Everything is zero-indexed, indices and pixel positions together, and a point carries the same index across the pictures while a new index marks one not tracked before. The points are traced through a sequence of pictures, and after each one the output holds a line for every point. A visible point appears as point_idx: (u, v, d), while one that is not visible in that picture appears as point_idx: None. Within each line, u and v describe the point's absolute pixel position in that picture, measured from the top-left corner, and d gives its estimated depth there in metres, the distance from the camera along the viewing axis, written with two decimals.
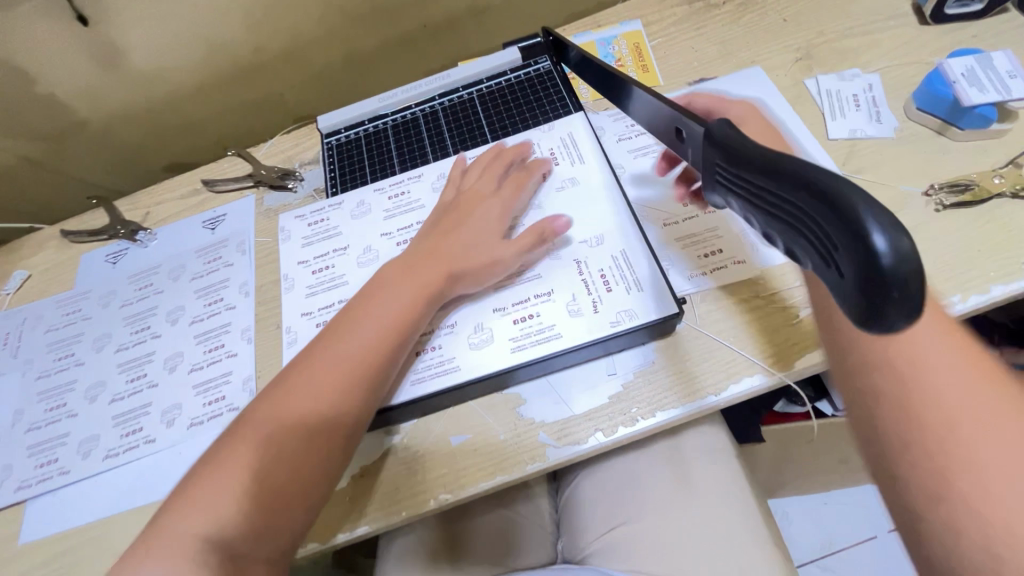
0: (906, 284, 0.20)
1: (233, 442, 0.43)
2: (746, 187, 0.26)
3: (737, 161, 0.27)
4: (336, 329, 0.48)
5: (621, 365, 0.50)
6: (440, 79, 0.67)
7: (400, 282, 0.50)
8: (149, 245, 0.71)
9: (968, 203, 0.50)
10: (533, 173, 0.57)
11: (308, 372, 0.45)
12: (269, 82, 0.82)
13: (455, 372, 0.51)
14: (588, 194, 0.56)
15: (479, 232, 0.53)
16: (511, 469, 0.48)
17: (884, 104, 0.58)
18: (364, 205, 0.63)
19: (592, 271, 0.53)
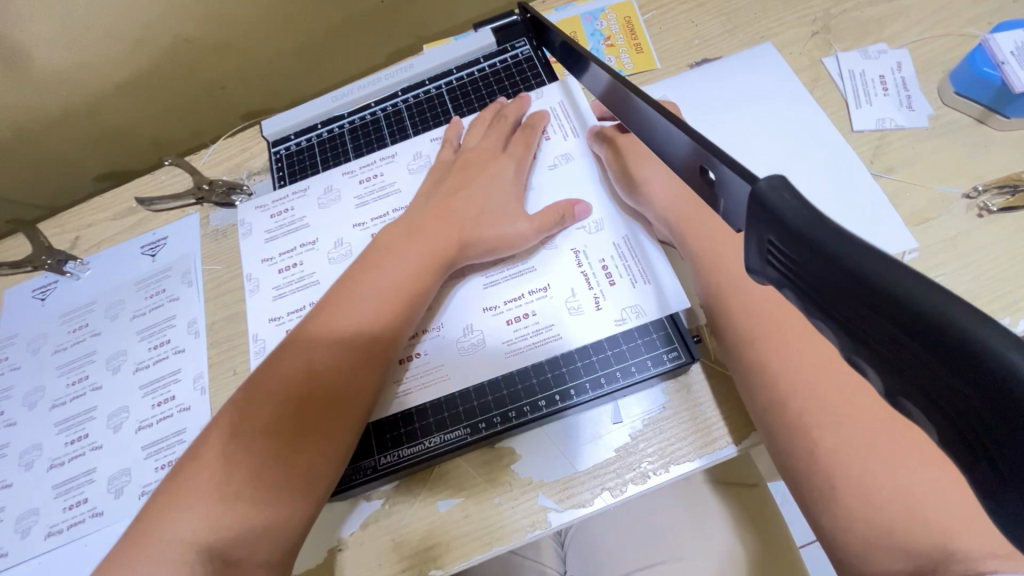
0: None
1: (225, 434, 0.39)
2: (807, 284, 0.20)
3: (798, 249, 0.20)
4: (336, 302, 0.43)
5: (626, 410, 0.44)
6: (402, 70, 0.58)
7: (404, 249, 0.45)
8: (81, 278, 0.62)
9: (1016, 208, 0.44)
10: (535, 131, 0.51)
11: (309, 347, 0.41)
12: (206, 74, 0.71)
13: (451, 374, 0.45)
14: (584, 171, 0.50)
15: (480, 198, 0.48)
16: (509, 538, 0.42)
17: (915, 87, 0.51)
18: (332, 192, 0.53)
19: (592, 262, 0.47)
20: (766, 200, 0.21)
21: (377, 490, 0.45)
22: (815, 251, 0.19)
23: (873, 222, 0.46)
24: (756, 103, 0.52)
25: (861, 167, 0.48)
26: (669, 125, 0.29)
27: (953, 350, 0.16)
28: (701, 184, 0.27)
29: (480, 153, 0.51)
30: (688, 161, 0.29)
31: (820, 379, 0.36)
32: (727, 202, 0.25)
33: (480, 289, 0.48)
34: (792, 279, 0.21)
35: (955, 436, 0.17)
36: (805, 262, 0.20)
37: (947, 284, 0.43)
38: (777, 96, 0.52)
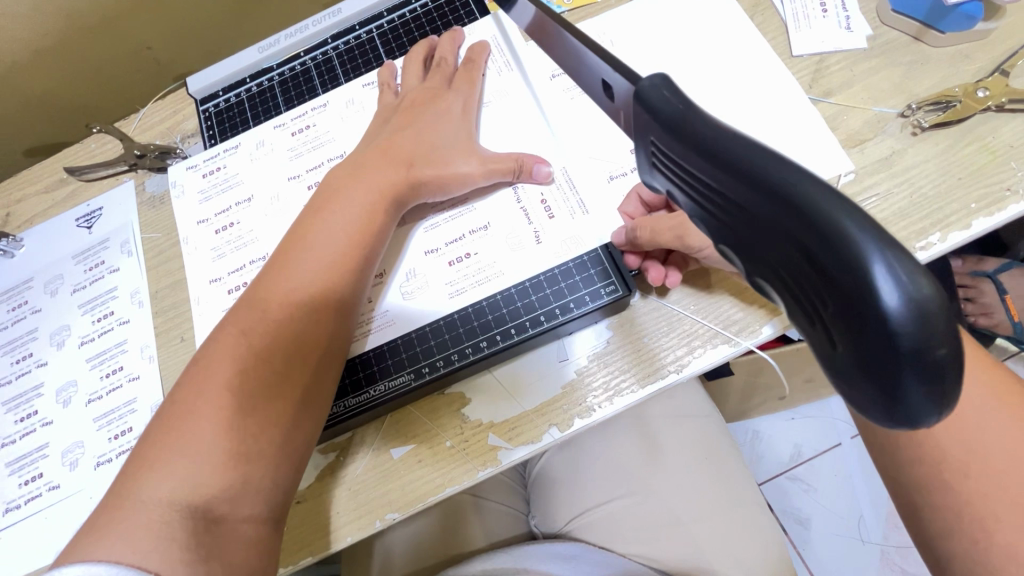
0: (923, 363, 0.15)
1: (184, 393, 0.37)
2: (687, 180, 0.20)
3: (676, 142, 0.20)
4: (286, 252, 0.42)
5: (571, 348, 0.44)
6: (330, 16, 0.55)
7: (347, 196, 0.44)
8: (16, 254, 0.60)
9: (948, 123, 0.44)
10: (478, 67, 0.50)
11: (260, 297, 0.40)
12: (129, 32, 0.67)
13: (397, 319, 0.45)
14: (521, 105, 0.49)
15: (423, 139, 0.46)
16: (462, 479, 0.43)
17: (853, 8, 0.49)
18: (266, 146, 0.51)
19: (531, 198, 0.46)
20: (648, 98, 0.21)
21: (330, 443, 0.45)
22: (690, 147, 0.19)
23: (811, 146, 0.46)
24: (695, 33, 0.51)
25: (800, 92, 0.48)
26: (575, 44, 0.29)
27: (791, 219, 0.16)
28: (604, 99, 0.27)
29: (417, 94, 0.49)
30: (592, 78, 0.28)
31: None
32: (626, 115, 0.25)
33: (429, 233, 0.47)
34: (672, 176, 0.21)
35: (800, 311, 0.18)
36: (684, 162, 0.20)
37: (880, 203, 0.44)
38: (715, 24, 0.51)
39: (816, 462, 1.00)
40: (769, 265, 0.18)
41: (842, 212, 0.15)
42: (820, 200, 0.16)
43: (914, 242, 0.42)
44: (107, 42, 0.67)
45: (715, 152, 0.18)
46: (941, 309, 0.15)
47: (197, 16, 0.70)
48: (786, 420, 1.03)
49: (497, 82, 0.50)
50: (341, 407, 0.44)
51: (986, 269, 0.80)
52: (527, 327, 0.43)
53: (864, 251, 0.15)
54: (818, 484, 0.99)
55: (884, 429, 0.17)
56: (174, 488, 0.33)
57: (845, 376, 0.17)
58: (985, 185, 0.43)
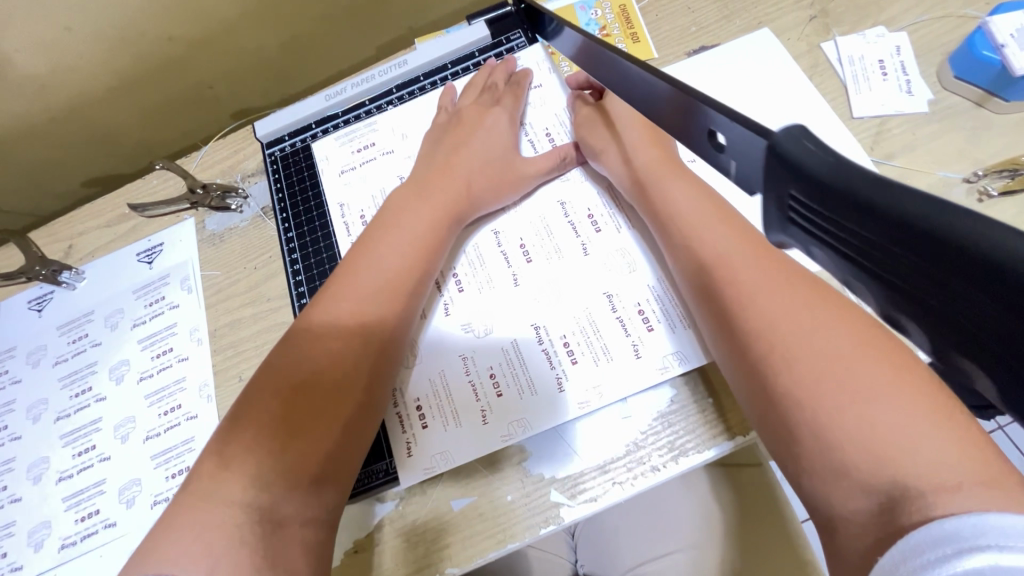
0: None
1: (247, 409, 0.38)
2: (845, 247, 0.21)
3: (838, 208, 0.20)
4: (353, 257, 0.44)
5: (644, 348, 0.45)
6: (395, 67, 0.56)
7: (412, 209, 0.47)
8: (78, 287, 0.61)
9: (1018, 190, 0.44)
10: (522, 87, 0.53)
11: (328, 299, 0.42)
12: (194, 74, 0.70)
13: (473, 348, 0.47)
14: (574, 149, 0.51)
15: (482, 152, 0.50)
16: (523, 534, 0.43)
17: (913, 71, 0.50)
18: (347, 201, 0.53)
19: (581, 214, 0.50)
20: (785, 149, 0.22)
21: (389, 492, 0.45)
22: (852, 203, 0.20)
23: None
24: (754, 90, 0.52)
25: (862, 154, 0.48)
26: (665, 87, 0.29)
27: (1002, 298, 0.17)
28: (707, 147, 0.27)
29: (471, 129, 0.52)
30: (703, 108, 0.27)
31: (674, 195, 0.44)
32: (739, 165, 0.25)
33: (492, 252, 0.50)
34: (819, 234, 0.22)
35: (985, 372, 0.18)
36: (842, 218, 0.20)
37: None
38: (774, 84, 0.52)
39: None
40: (955, 333, 0.19)
41: None
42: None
43: None
44: (173, 82, 0.69)
45: (903, 222, 0.19)
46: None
47: (258, 59, 0.72)
48: None
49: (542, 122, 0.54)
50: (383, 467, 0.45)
51: None
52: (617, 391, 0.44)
53: None
54: None
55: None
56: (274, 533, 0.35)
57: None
58: None
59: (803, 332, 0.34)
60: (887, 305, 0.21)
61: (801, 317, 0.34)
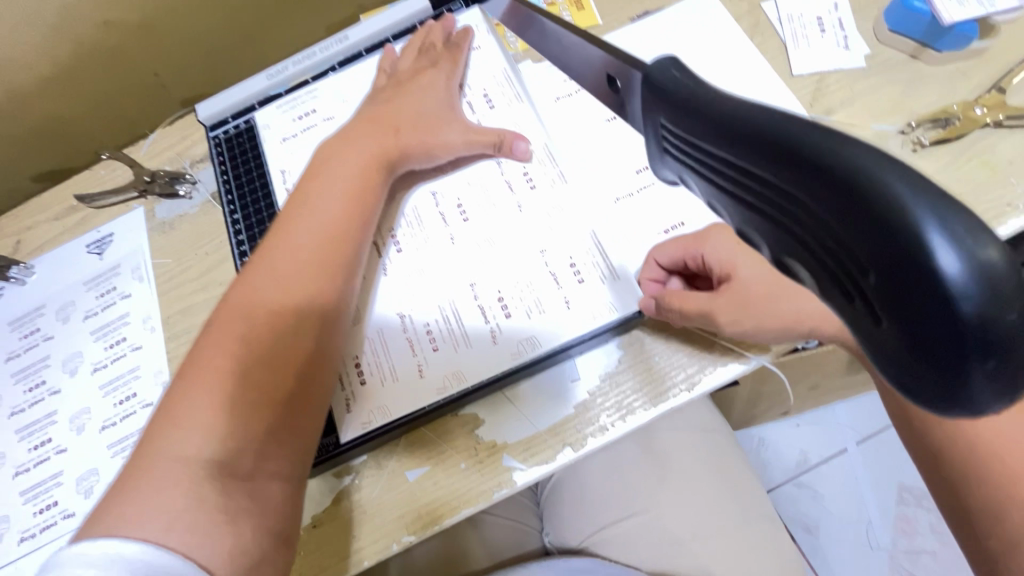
0: (988, 342, 0.15)
1: (181, 387, 0.36)
2: (711, 175, 0.20)
3: (703, 129, 0.19)
4: (283, 225, 0.43)
5: (577, 299, 0.43)
6: (337, 42, 0.56)
7: (342, 170, 0.45)
8: (28, 282, 0.60)
9: (947, 140, 0.45)
10: (461, 51, 0.53)
11: (261, 271, 0.41)
12: (137, 61, 0.68)
13: (411, 312, 0.46)
14: (515, 113, 0.51)
15: (419, 114, 0.49)
16: (477, 500, 0.43)
17: (850, 27, 0.50)
18: (289, 167, 0.53)
19: (516, 171, 0.48)
20: (659, 84, 0.22)
21: (344, 466, 0.46)
22: (709, 123, 0.19)
23: None
24: (696, 51, 0.52)
25: (801, 111, 0.48)
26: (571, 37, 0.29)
27: (832, 199, 0.16)
28: (609, 95, 0.26)
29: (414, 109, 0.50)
30: (596, 75, 0.27)
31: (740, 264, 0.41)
32: (624, 96, 0.24)
33: (430, 212, 0.49)
34: (691, 164, 0.21)
35: (832, 288, 0.17)
36: (703, 142, 0.20)
37: None
38: (716, 44, 0.52)
39: (822, 468, 1.01)
40: (805, 251, 0.18)
41: (902, 180, 0.15)
42: (883, 173, 0.15)
43: None
44: (115, 69, 0.68)
45: (759, 134, 0.17)
46: (1009, 272, 0.14)
47: (203, 43, 0.71)
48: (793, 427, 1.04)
49: (481, 85, 0.52)
50: (334, 440, 0.44)
51: None
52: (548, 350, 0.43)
53: (922, 225, 0.14)
54: (825, 490, 1.00)
55: (938, 416, 0.17)
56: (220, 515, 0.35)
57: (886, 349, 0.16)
58: (987, 200, 0.43)
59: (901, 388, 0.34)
60: (753, 230, 0.20)
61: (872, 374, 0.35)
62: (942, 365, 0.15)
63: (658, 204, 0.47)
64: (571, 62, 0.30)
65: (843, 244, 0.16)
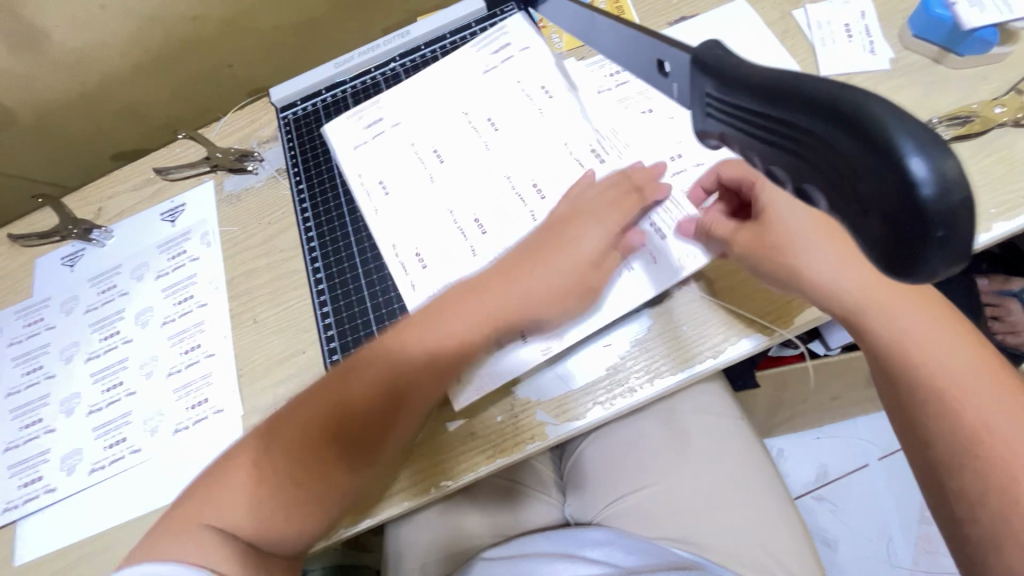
0: (951, 232, 0.17)
1: (275, 432, 0.43)
2: (739, 124, 0.23)
3: (727, 88, 0.23)
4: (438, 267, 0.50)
5: (623, 275, 0.48)
6: (399, 37, 0.62)
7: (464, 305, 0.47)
8: (107, 244, 0.66)
9: (967, 136, 0.48)
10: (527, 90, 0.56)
11: (410, 331, 0.46)
12: (215, 52, 0.75)
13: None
14: (561, 104, 0.56)
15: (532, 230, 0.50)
16: (512, 451, 0.47)
17: (877, 33, 0.54)
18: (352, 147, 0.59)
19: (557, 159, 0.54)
20: (704, 62, 0.24)
21: None
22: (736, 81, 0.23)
23: None
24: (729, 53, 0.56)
25: None
26: (621, 31, 0.32)
27: (841, 132, 0.19)
28: (657, 77, 0.30)
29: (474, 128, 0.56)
30: (644, 58, 0.31)
31: (910, 333, 0.40)
32: (681, 86, 0.28)
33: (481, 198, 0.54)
34: (728, 121, 0.24)
35: (837, 206, 0.20)
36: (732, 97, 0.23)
37: None
38: (749, 46, 0.56)
39: (842, 481, 1.02)
40: (810, 170, 0.20)
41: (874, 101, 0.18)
42: (874, 108, 0.18)
43: None
44: (195, 59, 0.75)
45: (770, 84, 0.21)
46: (960, 180, 0.17)
47: (275, 39, 0.78)
48: (813, 438, 1.05)
49: (534, 76, 0.57)
50: None
51: (1012, 288, 0.84)
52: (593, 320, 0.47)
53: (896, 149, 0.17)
54: (845, 504, 1.00)
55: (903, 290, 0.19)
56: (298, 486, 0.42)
57: (865, 235, 0.19)
58: (1004, 192, 0.46)
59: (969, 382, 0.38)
60: (772, 163, 0.23)
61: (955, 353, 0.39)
62: (913, 249, 0.18)
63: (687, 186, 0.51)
64: (621, 57, 0.34)
65: (846, 159, 0.19)
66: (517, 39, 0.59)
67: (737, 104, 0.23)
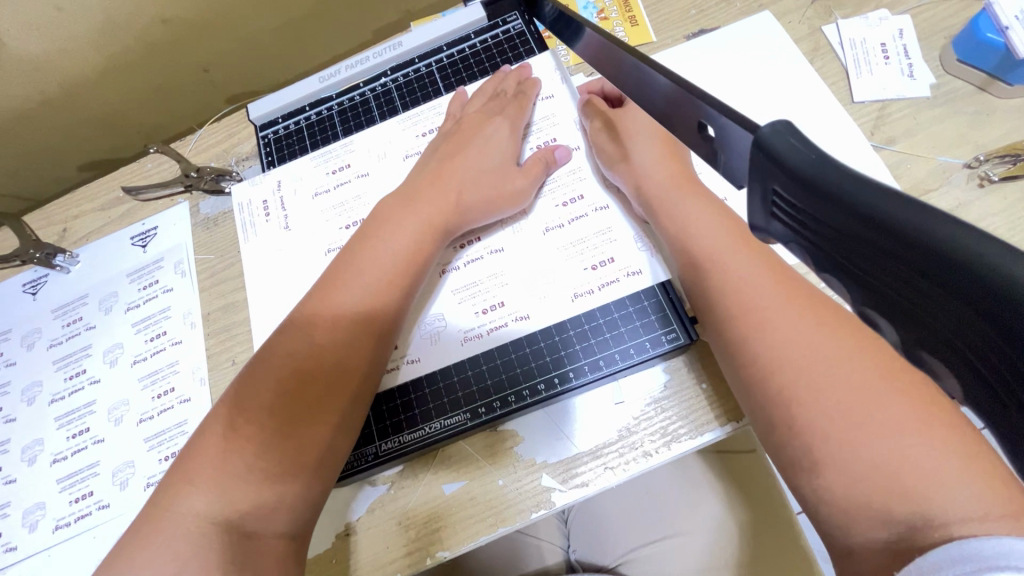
0: None
1: (206, 442, 0.38)
2: (830, 247, 0.20)
3: (813, 199, 0.19)
4: (369, 238, 0.45)
5: (623, 283, 0.45)
6: (391, 48, 0.57)
7: (405, 217, 0.46)
8: (72, 270, 0.61)
9: (1019, 176, 0.44)
10: (529, 99, 0.52)
11: (350, 274, 0.43)
12: (189, 56, 0.69)
13: (445, 312, 0.48)
14: (570, 132, 0.51)
15: (476, 168, 0.49)
16: (514, 519, 0.43)
17: (916, 55, 0.49)
18: (337, 170, 0.53)
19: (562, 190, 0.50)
20: (776, 151, 0.20)
21: (380, 476, 0.46)
22: (830, 198, 0.19)
23: None
24: (753, 74, 0.51)
25: (862, 139, 0.47)
26: (655, 77, 0.27)
27: (1002, 314, 0.16)
28: (698, 140, 0.25)
29: (473, 122, 0.51)
30: (683, 117, 0.26)
31: (783, 324, 0.33)
32: (728, 156, 0.23)
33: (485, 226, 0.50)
34: (808, 234, 0.20)
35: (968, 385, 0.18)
36: (825, 216, 0.19)
37: None
38: (775, 66, 0.51)
39: None
40: (938, 337, 0.18)
41: None
42: None
43: None
44: (168, 65, 0.69)
45: (888, 220, 0.17)
46: None
47: (255, 42, 0.72)
48: None
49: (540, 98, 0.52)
50: (372, 449, 0.45)
51: None
52: (573, 338, 0.45)
53: None
54: None
55: None
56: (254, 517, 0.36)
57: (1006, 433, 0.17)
58: None
59: (821, 369, 0.31)
60: (868, 305, 0.20)
61: (826, 345, 0.31)
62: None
63: None
64: (653, 103, 0.29)
65: (991, 347, 0.16)
66: (522, 58, 0.55)
67: (832, 223, 0.19)
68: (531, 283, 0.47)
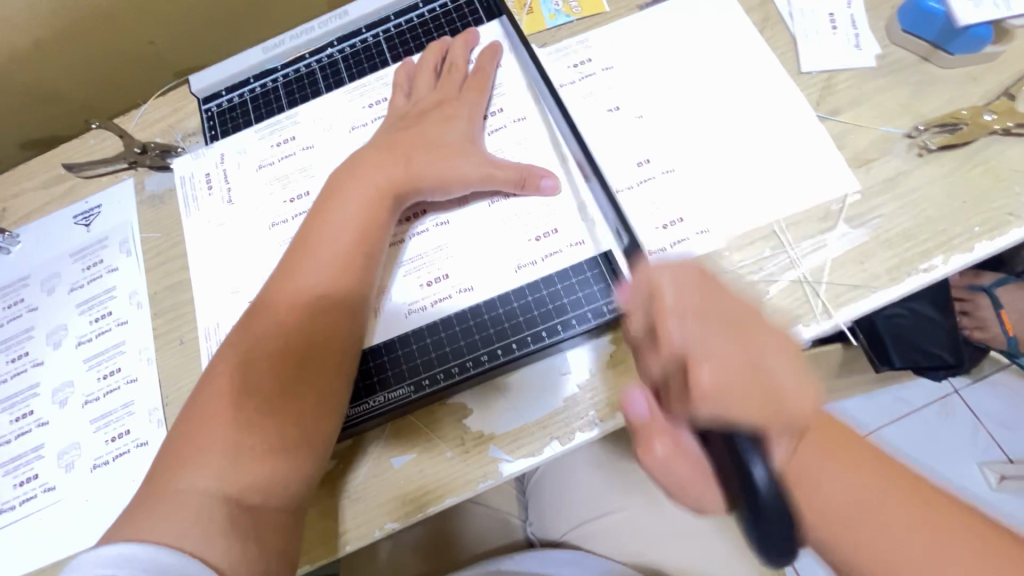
0: None
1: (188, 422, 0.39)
2: None
3: None
4: (317, 216, 0.45)
5: (570, 253, 0.45)
6: (337, 17, 0.55)
7: (359, 194, 0.45)
8: (12, 251, 0.59)
9: (955, 145, 0.44)
10: (481, 69, 0.51)
11: (308, 254, 0.43)
12: (132, 27, 0.66)
13: (404, 289, 0.47)
14: (519, 102, 0.51)
15: (430, 140, 0.48)
16: (461, 489, 0.43)
17: (863, 25, 0.49)
18: (283, 145, 0.52)
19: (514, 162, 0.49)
20: None
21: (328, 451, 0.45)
22: None
23: (818, 168, 0.45)
24: (702, 45, 0.51)
25: (808, 109, 0.47)
26: None
27: None
28: None
29: (423, 97, 0.50)
30: None
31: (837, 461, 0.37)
32: None
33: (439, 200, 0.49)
34: None
35: None
36: None
37: (885, 224, 0.43)
38: (724, 36, 0.51)
39: None
40: None
41: None
42: None
43: (917, 264, 0.42)
44: (109, 36, 0.66)
45: None
46: None
47: (203, 13, 0.69)
48: None
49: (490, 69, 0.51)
50: None
51: (983, 284, 0.81)
52: (517, 311, 0.45)
53: None
54: None
55: None
56: (216, 481, 0.36)
57: None
58: (989, 209, 0.43)
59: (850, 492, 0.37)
60: None
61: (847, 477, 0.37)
62: None
63: (659, 197, 0.46)
64: None
65: None
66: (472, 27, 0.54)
67: None
68: (487, 257, 0.47)
